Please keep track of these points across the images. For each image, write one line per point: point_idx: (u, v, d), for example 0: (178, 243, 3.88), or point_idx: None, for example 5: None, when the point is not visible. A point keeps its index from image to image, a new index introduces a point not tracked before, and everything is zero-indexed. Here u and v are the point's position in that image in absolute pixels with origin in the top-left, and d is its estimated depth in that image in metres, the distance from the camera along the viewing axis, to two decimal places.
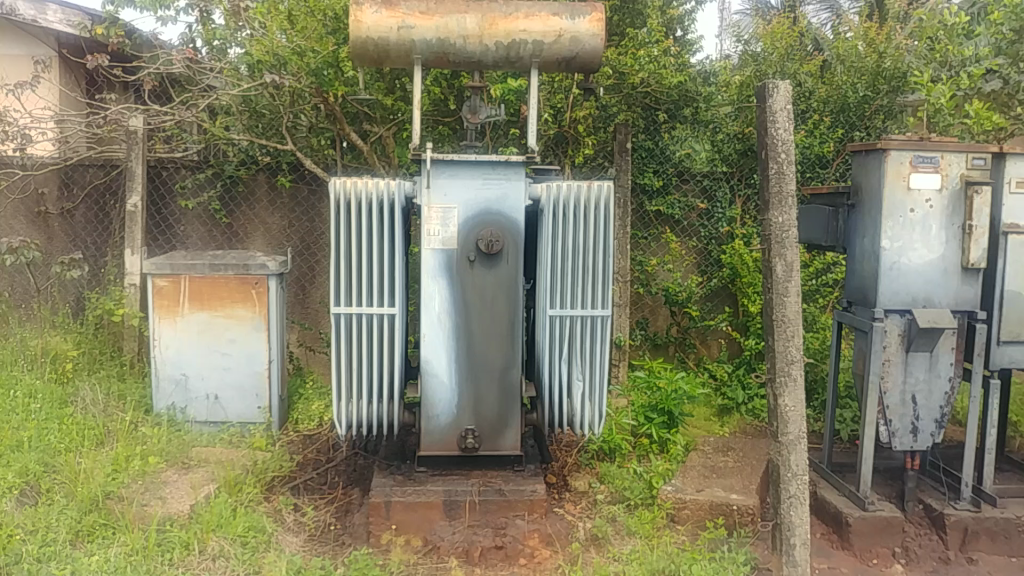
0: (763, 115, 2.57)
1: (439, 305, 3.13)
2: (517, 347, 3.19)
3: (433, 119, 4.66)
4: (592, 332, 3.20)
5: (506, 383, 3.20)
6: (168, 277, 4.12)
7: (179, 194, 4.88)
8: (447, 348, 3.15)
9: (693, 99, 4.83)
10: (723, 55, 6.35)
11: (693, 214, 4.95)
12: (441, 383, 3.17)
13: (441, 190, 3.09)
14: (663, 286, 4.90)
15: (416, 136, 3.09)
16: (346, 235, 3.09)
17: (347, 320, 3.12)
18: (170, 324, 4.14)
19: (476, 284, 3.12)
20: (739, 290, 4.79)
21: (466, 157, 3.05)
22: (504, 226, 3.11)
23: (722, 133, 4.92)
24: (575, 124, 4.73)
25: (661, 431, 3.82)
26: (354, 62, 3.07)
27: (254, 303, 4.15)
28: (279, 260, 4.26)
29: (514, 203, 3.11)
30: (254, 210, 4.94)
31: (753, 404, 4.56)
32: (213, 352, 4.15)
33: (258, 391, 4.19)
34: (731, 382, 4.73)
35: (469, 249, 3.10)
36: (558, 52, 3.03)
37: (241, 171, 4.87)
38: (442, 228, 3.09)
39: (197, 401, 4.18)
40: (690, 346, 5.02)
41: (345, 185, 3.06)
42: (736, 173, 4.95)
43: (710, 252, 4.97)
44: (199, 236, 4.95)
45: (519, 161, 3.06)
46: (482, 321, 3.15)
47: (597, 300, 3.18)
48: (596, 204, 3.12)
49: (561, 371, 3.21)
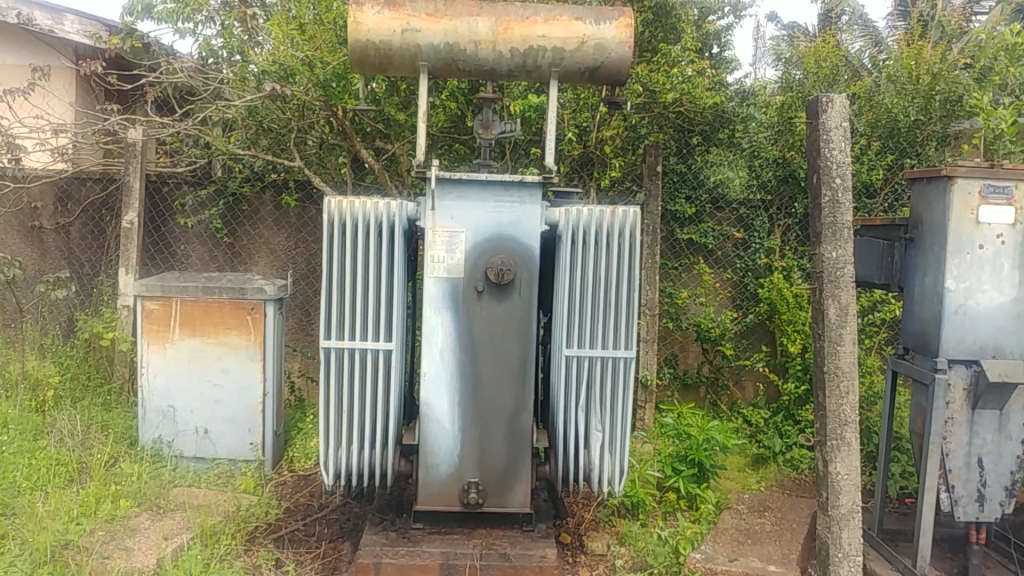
0: (815, 133, 2.24)
1: (442, 340, 2.79)
2: (529, 389, 2.83)
3: (449, 137, 4.36)
4: (614, 375, 2.83)
5: (515, 429, 2.84)
6: (158, 300, 3.83)
7: (179, 212, 4.61)
8: (450, 390, 2.81)
9: (729, 120, 4.47)
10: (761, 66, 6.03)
11: (728, 244, 4.59)
12: (443, 429, 2.82)
13: (447, 212, 2.76)
14: (694, 320, 4.53)
15: (421, 151, 2.75)
16: (339, 260, 2.77)
17: (338, 355, 2.79)
18: (159, 351, 3.85)
19: (484, 319, 2.78)
20: (778, 329, 4.38)
21: (475, 176, 2.72)
22: (516, 253, 2.78)
23: (761, 157, 4.50)
24: (602, 145, 4.41)
25: (690, 485, 3.44)
26: (355, 70, 2.77)
27: (249, 330, 3.85)
28: (279, 284, 3.95)
29: (528, 228, 2.77)
30: (258, 230, 4.67)
31: (791, 454, 4.17)
32: (205, 383, 3.85)
33: (251, 425, 3.87)
34: (767, 430, 4.32)
35: (477, 278, 2.77)
36: (580, 61, 2.69)
37: (245, 188, 4.60)
38: (447, 255, 2.76)
39: (185, 435, 3.87)
40: (723, 387, 4.63)
41: (341, 204, 2.75)
42: (776, 201, 4.55)
43: (746, 285, 4.58)
44: (199, 256, 4.69)
45: (534, 181, 2.72)
46: (490, 360, 2.80)
47: (620, 339, 2.81)
48: (621, 232, 2.78)
49: (578, 419, 2.83)
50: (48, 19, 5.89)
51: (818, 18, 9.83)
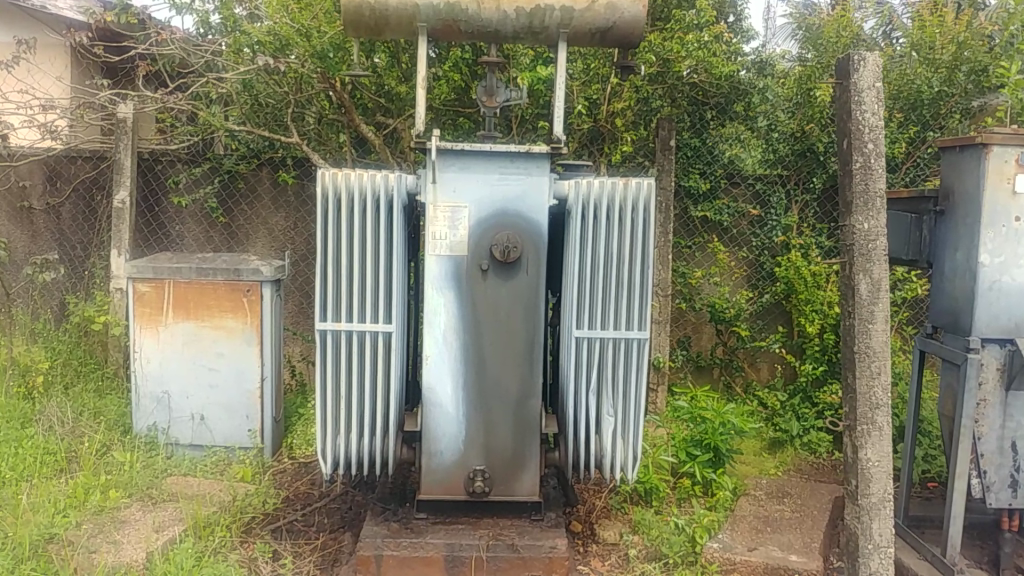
0: (846, 95, 2.09)
1: (445, 321, 2.64)
2: (537, 372, 2.68)
3: (452, 110, 4.20)
4: (627, 357, 2.68)
5: (523, 414, 2.69)
6: (151, 282, 3.69)
7: (173, 190, 4.45)
8: (454, 373, 2.66)
9: (745, 92, 4.32)
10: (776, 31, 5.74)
11: (743, 221, 4.43)
12: (447, 415, 2.68)
13: (449, 185, 2.60)
14: (708, 300, 4.38)
15: (420, 120, 2.59)
16: (335, 236, 2.61)
17: (335, 338, 2.64)
18: (152, 335, 3.71)
19: (489, 298, 2.63)
20: (795, 309, 4.24)
21: (478, 146, 2.56)
22: (522, 228, 2.62)
23: (778, 131, 4.34)
24: (612, 117, 4.27)
25: (706, 470, 3.29)
26: (350, 34, 2.62)
27: (246, 313, 3.70)
28: (276, 265, 3.80)
29: (534, 202, 2.62)
30: (254, 209, 4.51)
31: (809, 437, 4.04)
32: (200, 368, 3.71)
33: (248, 412, 3.73)
34: (784, 413, 4.20)
35: (482, 256, 2.61)
36: (590, 21, 2.52)
37: (241, 165, 4.43)
38: (449, 232, 2.61)
39: (180, 422, 3.73)
40: (737, 369, 4.48)
41: (335, 178, 2.59)
42: (793, 176, 4.37)
43: (762, 264, 4.43)
44: (195, 236, 4.53)
45: (542, 152, 2.58)
46: (495, 343, 2.66)
47: (633, 320, 2.66)
48: (633, 205, 2.61)
49: (589, 405, 2.68)
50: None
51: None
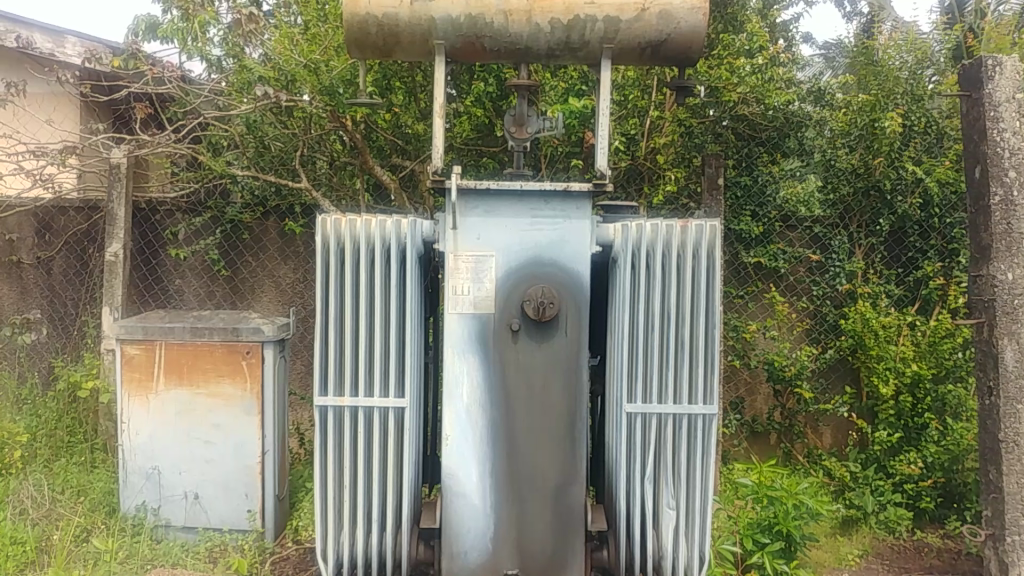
0: (980, 103, 2.69)
1: (469, 393, 2.20)
2: (580, 453, 2.23)
3: (475, 150, 3.84)
4: (689, 437, 2.22)
5: (564, 506, 2.23)
6: (140, 344, 3.29)
7: (170, 242, 4.09)
8: (480, 456, 2.22)
9: (800, 125, 3.90)
10: (830, 54, 5.35)
11: (802, 268, 3.98)
12: (471, 504, 2.22)
13: (473, 231, 2.18)
14: (766, 357, 3.90)
15: (437, 154, 2.18)
16: (337, 294, 2.19)
17: (337, 416, 2.20)
18: (142, 404, 3.30)
19: (521, 365, 2.19)
20: (864, 366, 3.77)
21: (507, 184, 2.14)
22: (561, 281, 2.19)
23: (839, 166, 3.88)
24: (654, 155, 3.91)
25: (776, 561, 2.84)
26: (354, 55, 2.24)
27: (244, 379, 3.28)
28: (279, 323, 3.39)
29: (575, 249, 2.18)
30: (260, 261, 4.14)
31: (887, 513, 3.53)
32: (195, 440, 3.30)
33: (248, 490, 3.29)
34: (856, 487, 3.68)
35: (513, 313, 2.18)
36: (638, 34, 2.10)
37: (245, 214, 4.07)
38: (473, 286, 2.18)
39: (173, 502, 3.30)
40: (799, 435, 4.00)
41: (337, 224, 2.18)
42: (856, 217, 3.93)
43: (825, 315, 3.95)
44: (195, 292, 4.16)
45: (582, 192, 2.15)
46: (530, 416, 2.21)
47: (697, 392, 2.20)
48: (693, 252, 2.17)
49: (645, 494, 2.22)
50: (50, 42, 5.46)
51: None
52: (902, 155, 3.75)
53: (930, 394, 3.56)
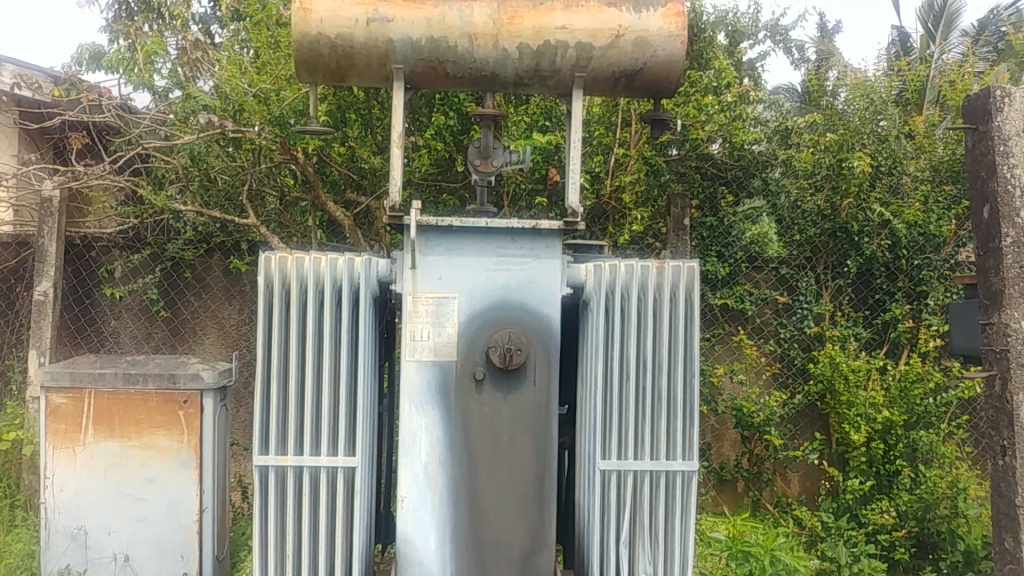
0: (986, 137, 2.35)
1: (428, 450, 2.01)
2: (549, 515, 2.05)
3: (435, 185, 3.70)
4: (667, 496, 2.05)
5: (532, 573, 2.04)
6: (68, 392, 3.03)
7: (106, 280, 3.84)
8: (440, 520, 2.02)
9: (764, 165, 3.85)
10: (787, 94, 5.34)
11: (769, 309, 3.86)
12: (430, 572, 2.02)
13: (432, 272, 2.00)
14: (733, 403, 3.77)
15: (395, 187, 2.01)
16: (282, 342, 2.00)
17: (279, 477, 2.00)
18: (68, 457, 3.04)
19: (485, 418, 2.01)
20: (835, 412, 3.63)
21: (469, 221, 1.97)
22: (529, 327, 2.02)
23: (805, 207, 3.77)
24: (618, 194, 3.77)
25: None
26: (304, 80, 2.06)
27: (182, 429, 3.03)
28: (221, 368, 3.15)
29: (543, 293, 2.02)
30: (203, 301, 3.92)
31: (861, 565, 3.35)
32: (126, 497, 3.04)
33: (183, 551, 3.04)
34: (827, 537, 3.54)
35: (476, 362, 2.00)
36: (613, 62, 1.96)
37: (186, 252, 3.85)
38: (433, 332, 2.00)
39: (100, 564, 3.04)
40: (768, 483, 3.85)
41: (283, 265, 1.99)
42: (824, 257, 3.83)
43: (793, 359, 3.84)
44: (132, 335, 3.90)
45: (551, 230, 1.99)
46: (495, 475, 2.02)
47: (676, 447, 2.04)
48: (670, 296, 2.02)
49: (621, 559, 2.04)
50: None
51: (820, 35, 9.11)
52: (870, 196, 3.67)
53: (902, 441, 3.45)
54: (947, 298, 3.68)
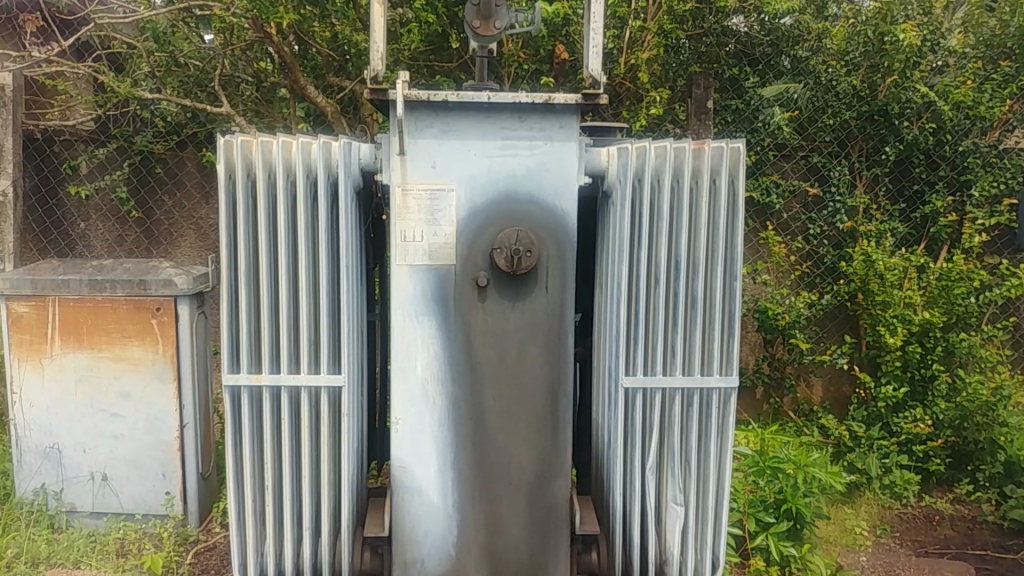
0: None
1: (424, 365, 1.73)
2: (565, 437, 1.79)
3: (427, 66, 3.37)
4: (701, 415, 1.78)
5: (544, 502, 1.79)
6: (31, 301, 2.75)
7: (70, 178, 3.53)
8: (439, 443, 1.75)
9: (793, 39, 3.51)
10: None
11: (797, 203, 3.55)
12: (429, 502, 1.77)
13: (426, 157, 1.67)
14: (757, 304, 3.51)
15: (378, 55, 1.67)
16: (250, 240, 1.70)
17: (254, 398, 1.73)
18: (35, 371, 2.78)
19: (491, 328, 1.72)
20: (867, 314, 3.34)
21: (468, 95, 1.63)
22: (541, 222, 1.71)
23: (842, 87, 3.42)
24: (633, 72, 3.40)
25: (783, 545, 2.46)
26: None
27: (157, 339, 2.76)
28: (197, 273, 2.85)
29: (557, 181, 1.70)
30: (178, 200, 3.59)
31: (892, 477, 3.17)
32: (100, 412, 2.79)
33: (164, 469, 2.81)
34: (856, 448, 3.30)
35: (479, 264, 1.70)
36: None
37: (157, 145, 3.50)
38: (428, 232, 1.69)
39: (77, 484, 2.81)
40: (791, 388, 3.61)
41: (247, 149, 1.67)
42: (860, 143, 3.48)
43: (822, 257, 3.53)
44: (103, 239, 3.61)
45: (567, 105, 1.66)
46: (503, 392, 1.75)
47: (713, 360, 1.75)
48: (711, 184, 1.71)
49: (647, 487, 1.79)
50: None
51: None
52: (914, 73, 3.29)
53: (941, 343, 3.17)
54: (995, 188, 3.32)
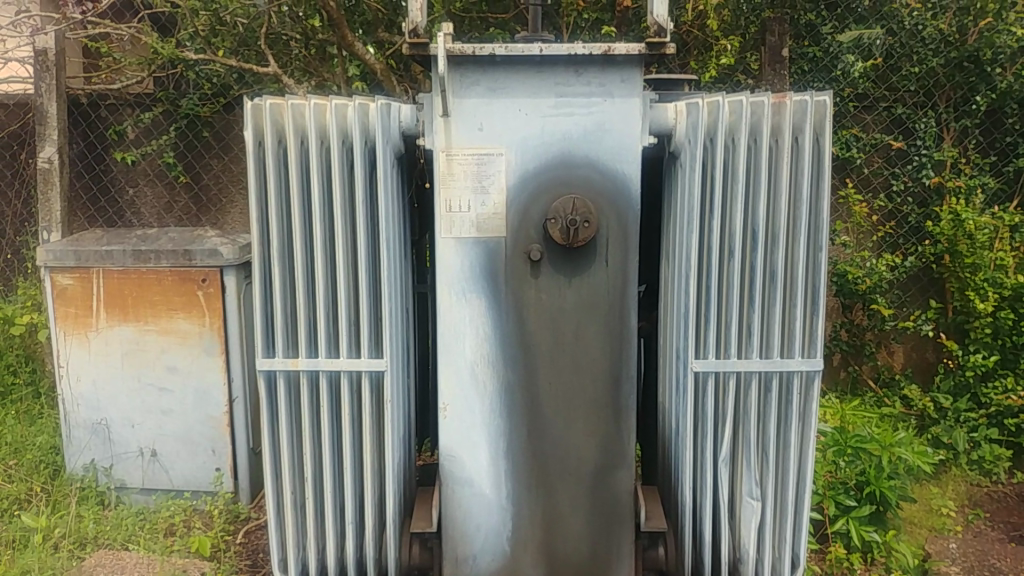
0: None
1: (473, 347, 1.58)
2: (627, 424, 1.63)
3: (479, 19, 3.20)
4: (781, 401, 1.61)
5: (606, 495, 1.64)
6: (74, 272, 2.67)
7: (116, 144, 3.48)
8: (491, 431, 1.61)
9: None
10: None
11: (879, 157, 3.29)
12: (480, 494, 1.63)
13: (472, 118, 1.50)
14: (835, 267, 3.29)
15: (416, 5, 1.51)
16: (282, 213, 1.56)
17: (291, 383, 1.61)
18: (81, 345, 2.71)
19: (546, 305, 1.56)
20: (953, 275, 3.08)
21: (516, 47, 1.45)
22: (600, 189, 1.53)
23: (930, 30, 3.13)
24: (702, 19, 3.22)
25: (865, 531, 2.27)
26: None
27: (203, 312, 2.67)
28: (243, 242, 2.75)
29: (618, 142, 1.52)
30: (225, 163, 3.48)
31: (981, 453, 2.97)
32: (147, 386, 2.72)
33: (212, 445, 2.73)
34: (942, 421, 3.10)
35: (532, 236, 1.54)
36: None
37: (202, 108, 3.41)
38: (475, 201, 1.53)
39: (126, 460, 2.76)
40: (870, 356, 3.38)
41: (277, 113, 1.53)
42: (948, 92, 3.19)
43: (907, 217, 3.28)
44: (151, 204, 3.55)
45: (629, 56, 1.47)
46: (560, 374, 1.60)
47: (794, 341, 1.57)
48: (794, 142, 1.52)
49: (719, 479, 1.62)
50: None
51: None
52: (1010, 14, 3.02)
53: None
54: None
